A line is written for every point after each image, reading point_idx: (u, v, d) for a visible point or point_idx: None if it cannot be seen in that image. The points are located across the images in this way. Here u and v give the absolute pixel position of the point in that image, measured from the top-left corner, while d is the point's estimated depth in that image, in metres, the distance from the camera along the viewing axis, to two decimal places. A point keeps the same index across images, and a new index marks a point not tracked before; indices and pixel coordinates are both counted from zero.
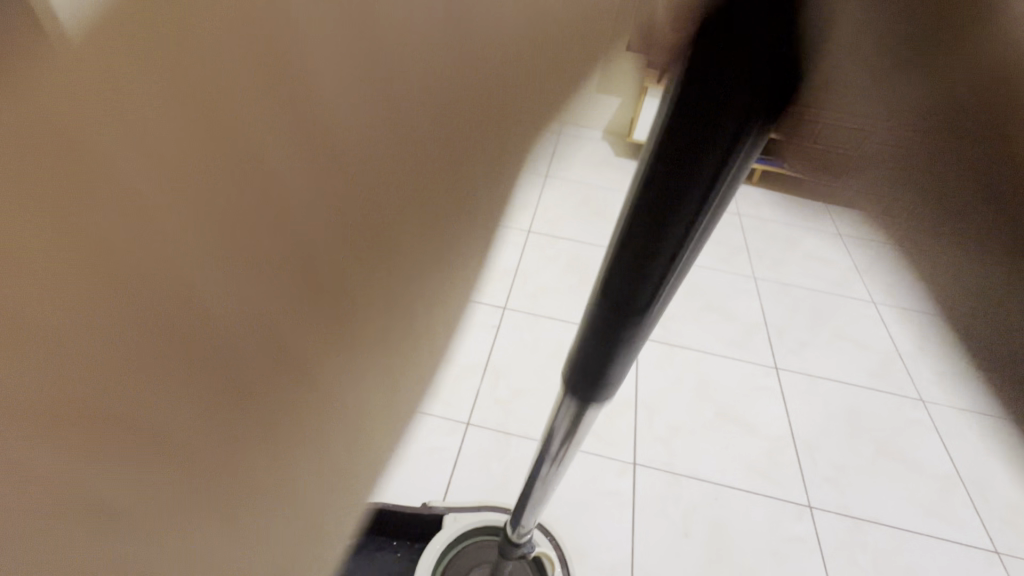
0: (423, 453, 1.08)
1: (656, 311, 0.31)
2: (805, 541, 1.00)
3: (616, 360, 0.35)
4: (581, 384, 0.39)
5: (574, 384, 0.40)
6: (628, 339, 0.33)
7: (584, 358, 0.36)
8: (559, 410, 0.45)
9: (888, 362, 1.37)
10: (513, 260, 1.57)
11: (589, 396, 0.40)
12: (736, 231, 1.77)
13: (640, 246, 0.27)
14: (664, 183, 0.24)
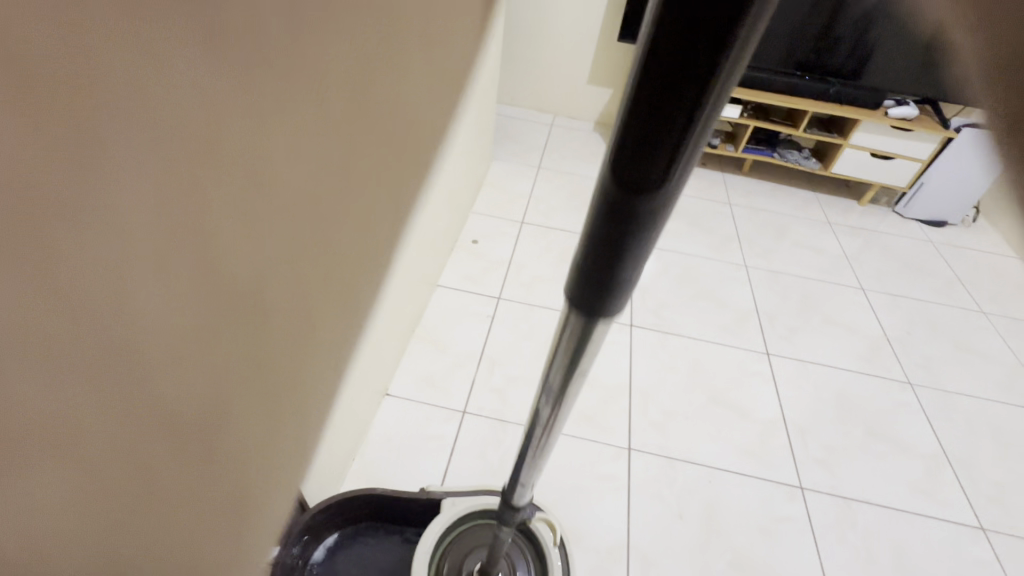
0: (421, 440, 1.09)
1: (674, 196, 0.27)
2: (796, 521, 1.02)
3: (625, 267, 0.31)
4: (584, 300, 0.34)
5: (578, 301, 0.35)
6: (636, 239, 0.29)
7: (587, 269, 0.32)
8: (563, 338, 0.40)
9: (875, 347, 1.40)
10: (506, 251, 1.57)
11: (595, 314, 0.35)
12: (727, 220, 1.79)
13: (635, 146, 0.25)
14: (659, 72, 0.23)
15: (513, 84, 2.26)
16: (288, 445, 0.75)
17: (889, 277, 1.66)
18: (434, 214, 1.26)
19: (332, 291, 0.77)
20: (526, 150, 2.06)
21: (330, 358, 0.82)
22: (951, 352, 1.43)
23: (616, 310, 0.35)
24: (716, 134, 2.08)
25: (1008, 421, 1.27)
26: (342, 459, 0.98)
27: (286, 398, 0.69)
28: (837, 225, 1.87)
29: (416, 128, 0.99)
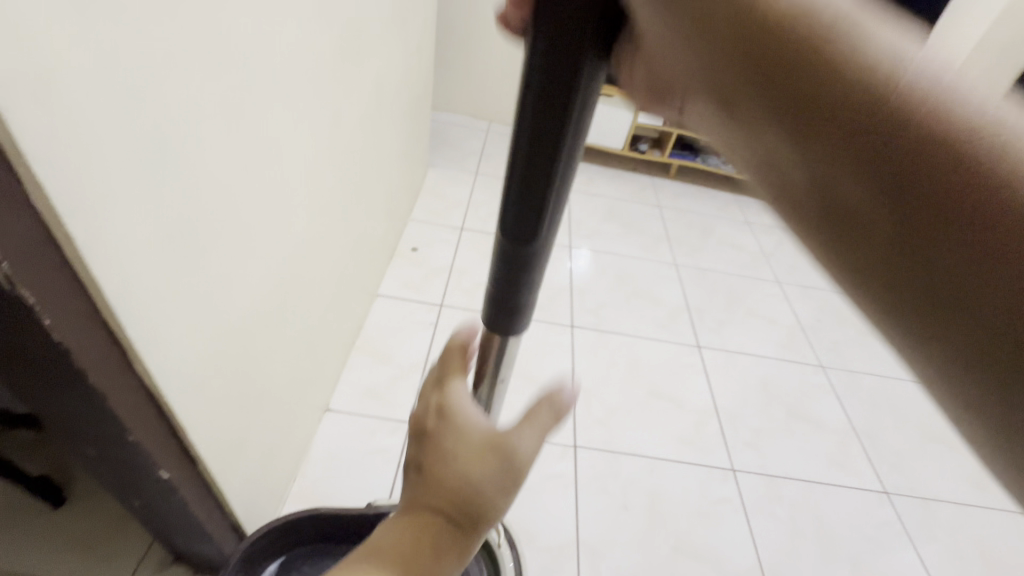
0: (364, 455, 1.04)
1: (549, 241, 0.36)
2: (731, 501, 1.08)
3: (522, 293, 0.40)
4: (495, 315, 0.43)
5: (491, 320, 0.44)
6: (527, 274, 0.38)
7: (497, 294, 0.41)
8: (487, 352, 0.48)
9: (791, 335, 1.53)
10: (447, 257, 1.56)
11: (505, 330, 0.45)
12: (657, 222, 1.91)
13: (522, 183, 0.32)
14: (531, 144, 0.30)
15: (448, 91, 2.27)
16: (227, 473, 0.70)
17: (801, 271, 1.82)
18: (373, 222, 1.24)
19: (264, 310, 0.73)
20: (463, 155, 2.07)
21: (268, 379, 0.79)
22: (855, 336, 1.58)
23: (517, 328, 0.44)
24: (644, 140, 2.20)
25: (902, 393, 1.42)
26: (284, 481, 0.93)
27: (214, 422, 0.64)
28: (755, 224, 2.04)
29: (350, 136, 0.98)
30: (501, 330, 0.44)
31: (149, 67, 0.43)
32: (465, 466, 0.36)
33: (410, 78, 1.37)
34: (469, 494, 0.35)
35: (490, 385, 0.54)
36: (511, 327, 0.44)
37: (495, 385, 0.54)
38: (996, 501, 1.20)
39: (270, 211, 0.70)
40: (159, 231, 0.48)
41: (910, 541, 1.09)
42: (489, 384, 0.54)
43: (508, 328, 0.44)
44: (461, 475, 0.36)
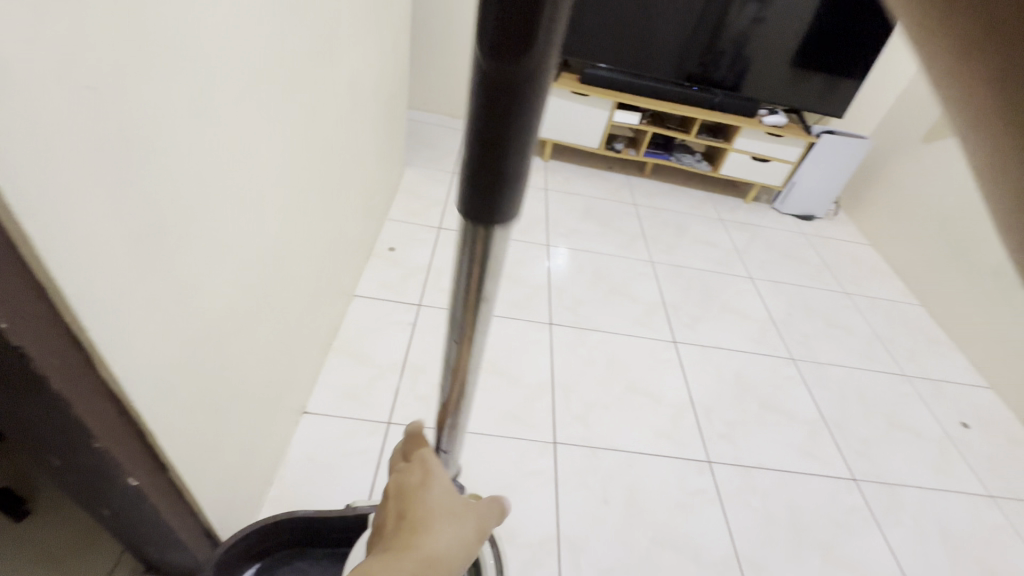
0: (343, 456, 1.03)
1: (554, 52, 0.21)
2: (707, 492, 1.11)
3: (514, 155, 0.24)
4: (475, 199, 0.27)
5: (470, 207, 0.28)
6: (521, 118, 0.23)
7: (475, 161, 0.25)
8: (464, 266, 0.33)
9: (763, 329, 1.57)
10: (424, 257, 1.55)
11: (489, 221, 0.28)
12: (633, 220, 1.94)
13: None
14: None
15: (424, 90, 2.26)
16: (200, 479, 0.68)
17: (772, 267, 1.86)
18: (349, 222, 1.23)
19: (236, 313, 0.71)
20: (440, 154, 2.07)
21: (241, 382, 0.77)
22: (824, 330, 1.63)
23: (510, 215, 0.28)
24: (620, 139, 2.22)
25: (868, 384, 1.47)
26: (260, 486, 0.92)
27: (185, 427, 0.62)
28: (728, 221, 2.08)
29: (325, 133, 0.97)
30: (482, 210, 0.27)
31: (113, 67, 0.42)
32: (450, 519, 0.44)
33: (385, 77, 1.36)
34: (454, 540, 0.43)
35: (473, 306, 0.36)
36: (502, 197, 0.27)
37: (481, 305, 0.36)
38: (956, 484, 1.25)
39: (242, 212, 0.68)
40: (124, 234, 0.47)
41: (877, 526, 1.13)
42: (472, 304, 0.36)
43: (498, 204, 0.27)
44: (447, 525, 0.43)
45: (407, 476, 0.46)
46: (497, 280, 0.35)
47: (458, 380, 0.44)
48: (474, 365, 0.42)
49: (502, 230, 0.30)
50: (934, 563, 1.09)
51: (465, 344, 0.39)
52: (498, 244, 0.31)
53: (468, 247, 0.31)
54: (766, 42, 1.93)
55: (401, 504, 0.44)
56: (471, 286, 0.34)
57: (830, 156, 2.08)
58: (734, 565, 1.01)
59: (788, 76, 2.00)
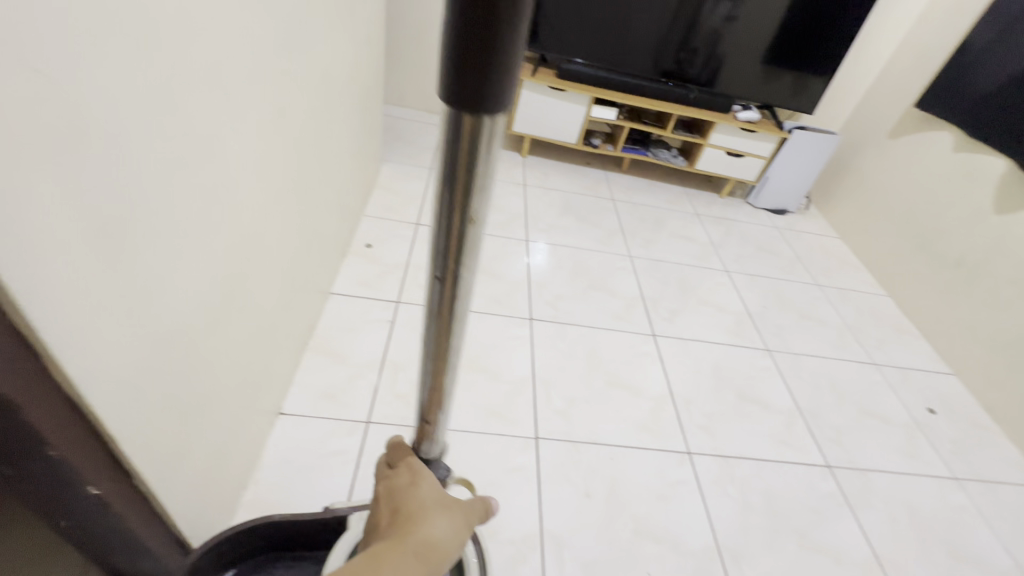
0: (320, 458, 1.01)
1: None
2: (687, 483, 1.12)
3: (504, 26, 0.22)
4: (458, 87, 0.24)
5: (452, 99, 0.25)
6: None
7: (459, 36, 0.23)
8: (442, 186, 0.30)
9: (739, 322, 1.59)
10: (402, 254, 1.53)
11: (472, 116, 0.25)
12: (611, 215, 1.95)
13: None
14: None
15: (399, 85, 2.23)
16: (168, 484, 0.65)
17: (747, 260, 1.90)
18: (324, 217, 1.20)
19: (204, 310, 0.68)
20: (417, 150, 2.04)
21: (211, 382, 0.74)
22: (797, 321, 1.66)
23: (496, 109, 0.25)
24: (598, 135, 2.23)
25: (840, 373, 1.51)
26: (234, 490, 0.88)
27: (150, 430, 0.59)
28: (704, 216, 2.11)
29: (297, 126, 0.94)
30: (472, 89, 0.24)
31: (62, 52, 0.39)
32: (444, 509, 0.44)
33: (359, 70, 1.33)
34: (452, 527, 0.43)
35: (458, 233, 0.32)
36: (495, 71, 0.23)
37: (469, 230, 0.32)
38: (923, 467, 1.30)
39: (209, 204, 0.65)
40: (78, 226, 0.44)
41: (850, 510, 1.16)
42: (457, 229, 0.32)
43: (491, 80, 0.23)
44: (443, 514, 0.43)
45: (394, 478, 0.46)
46: (485, 199, 0.31)
47: (442, 332, 0.39)
48: (461, 311, 0.38)
49: (493, 122, 0.26)
50: (904, 544, 1.12)
51: (448, 282, 0.35)
52: (488, 142, 0.27)
53: (452, 149, 0.27)
54: (739, 39, 1.96)
55: (393, 502, 0.44)
56: (456, 206, 0.30)
57: (802, 151, 2.12)
58: (715, 553, 1.02)
59: (761, 72, 2.03)
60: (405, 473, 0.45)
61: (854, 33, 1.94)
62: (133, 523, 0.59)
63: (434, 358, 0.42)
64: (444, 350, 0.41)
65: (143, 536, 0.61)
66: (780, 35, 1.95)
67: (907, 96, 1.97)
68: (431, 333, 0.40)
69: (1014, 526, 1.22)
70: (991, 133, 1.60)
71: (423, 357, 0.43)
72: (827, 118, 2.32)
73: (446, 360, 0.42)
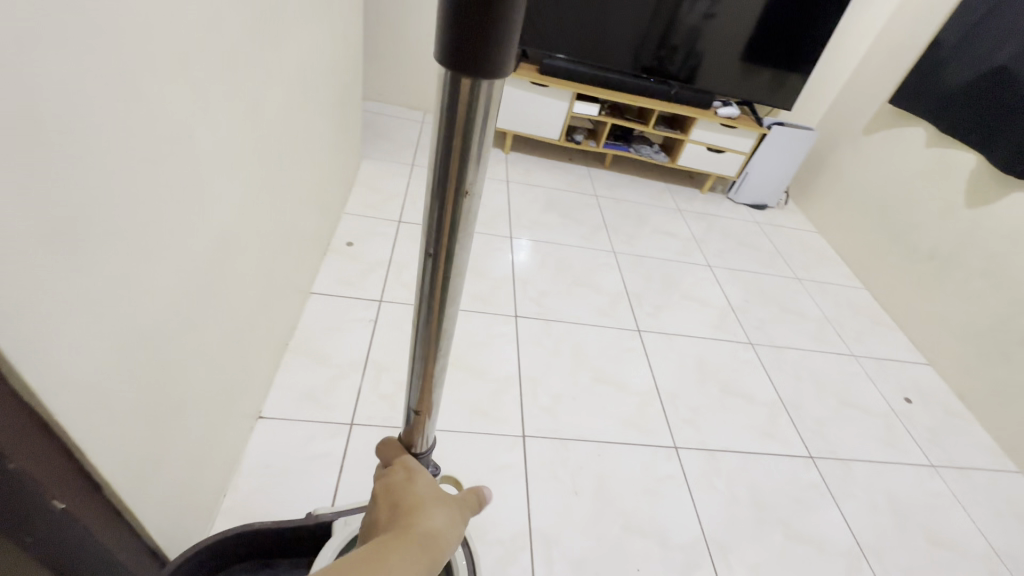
0: (303, 462, 0.98)
1: None
2: (674, 477, 1.12)
3: None
4: (458, 47, 0.23)
5: (451, 61, 0.24)
6: None
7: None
8: (436, 160, 0.29)
9: (722, 315, 1.61)
10: (384, 252, 1.50)
11: (471, 79, 0.24)
12: (595, 211, 1.95)
13: None
14: None
15: (379, 80, 2.19)
16: (140, 495, 0.62)
17: (729, 255, 1.92)
18: (302, 214, 1.17)
19: (177, 311, 0.65)
20: (398, 146, 2.01)
21: (186, 387, 0.71)
22: (778, 314, 1.69)
23: (495, 73, 0.24)
24: (580, 131, 2.23)
25: (820, 364, 1.54)
26: (212, 498, 0.86)
27: (119, 439, 0.56)
28: (686, 211, 2.13)
29: (273, 120, 0.91)
30: (473, 48, 0.23)
31: (13, 35, 0.36)
32: (442, 502, 0.42)
33: (337, 64, 1.30)
34: (451, 518, 0.41)
35: (452, 206, 0.31)
36: (497, 29, 0.23)
37: (464, 203, 0.31)
38: (901, 455, 1.33)
39: (179, 201, 0.62)
40: (36, 222, 0.41)
41: (833, 499, 1.18)
42: (451, 202, 0.30)
43: (493, 38, 0.23)
44: (441, 506, 0.41)
45: (388, 475, 0.44)
46: (482, 170, 0.30)
47: (434, 317, 0.38)
48: (453, 294, 0.36)
49: (492, 85, 0.25)
50: (885, 530, 1.15)
51: (441, 260, 0.34)
52: (487, 106, 0.26)
53: (449, 114, 0.27)
54: (718, 36, 1.97)
55: (389, 498, 0.42)
56: (451, 176, 0.29)
57: (781, 147, 2.15)
58: (702, 546, 1.02)
59: (740, 68, 2.05)
60: (400, 468, 0.43)
61: (830, 31, 1.97)
62: (104, 536, 0.56)
63: (424, 346, 0.40)
64: (436, 337, 0.39)
65: (115, 551, 0.58)
66: (759, 31, 1.97)
67: (881, 93, 2.01)
68: (421, 319, 0.38)
69: (988, 510, 1.25)
70: (962, 128, 1.64)
71: (414, 343, 0.41)
72: (804, 114, 2.36)
73: (438, 348, 0.40)
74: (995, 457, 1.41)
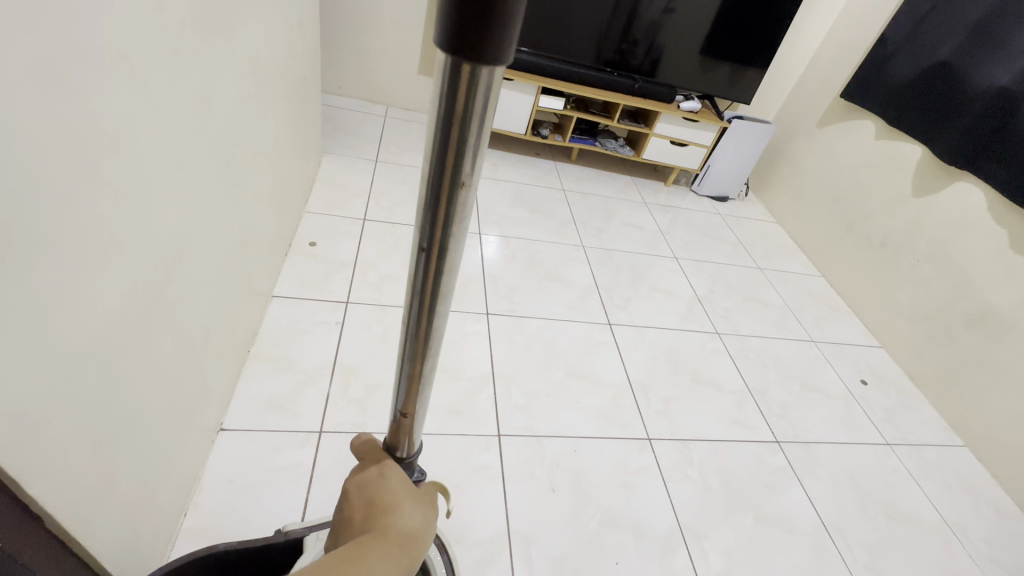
0: (270, 475, 0.94)
1: None
2: (649, 469, 1.14)
3: None
4: (460, 32, 0.22)
5: (452, 46, 0.23)
6: None
7: None
8: (434, 151, 0.27)
9: (690, 306, 1.64)
10: (350, 252, 1.45)
11: (471, 65, 0.23)
12: (562, 206, 1.95)
13: None
14: None
15: (338, 73, 2.12)
16: (88, 522, 0.58)
17: (694, 246, 1.95)
18: (260, 214, 1.11)
19: (120, 322, 0.60)
20: (359, 141, 1.95)
21: (133, 403, 0.66)
22: (742, 303, 1.73)
23: (497, 59, 0.23)
24: (545, 125, 2.22)
25: (783, 351, 1.59)
26: (171, 519, 0.81)
27: (60, 462, 0.52)
28: (651, 205, 2.15)
29: (224, 114, 0.85)
30: (474, 31, 0.21)
31: None
32: (419, 499, 0.40)
33: (292, 55, 1.24)
34: (430, 515, 0.39)
35: (447, 199, 0.29)
36: (501, 11, 0.21)
37: (459, 196, 0.29)
38: (860, 436, 1.39)
39: (118, 202, 0.57)
40: None
41: (798, 481, 1.22)
42: (446, 195, 0.29)
43: (497, 21, 0.21)
44: (419, 503, 0.39)
45: (359, 468, 0.40)
46: (479, 163, 0.28)
47: (424, 315, 0.36)
48: (445, 293, 0.34)
49: (493, 74, 0.24)
50: (847, 508, 1.20)
51: (434, 255, 0.32)
52: (488, 94, 0.25)
53: (447, 101, 0.25)
54: (679, 30, 1.99)
55: (362, 496, 0.38)
56: (446, 168, 0.27)
57: (740, 140, 2.20)
58: (678, 536, 1.04)
59: (701, 63, 2.08)
60: (373, 463, 0.39)
61: (785, 26, 2.02)
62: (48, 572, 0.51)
63: (413, 345, 0.38)
64: (425, 336, 0.37)
65: None
66: (718, 26, 2.00)
67: (833, 88, 2.09)
68: (411, 315, 0.36)
69: (938, 483, 1.33)
70: (908, 120, 1.71)
71: (403, 342, 0.39)
72: (762, 108, 2.42)
73: (426, 348, 0.38)
74: (944, 433, 1.49)
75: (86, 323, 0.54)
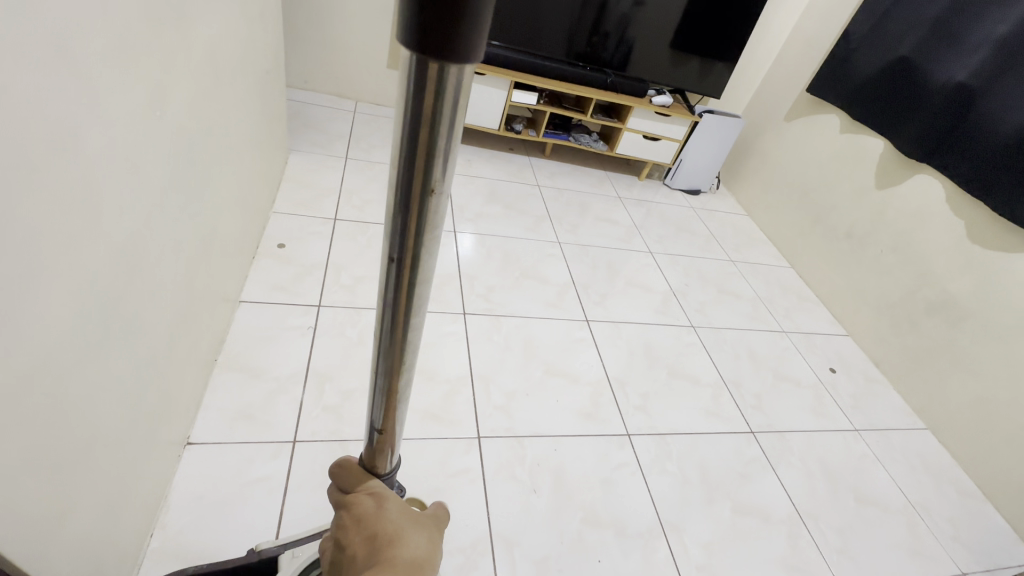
0: (242, 488, 0.91)
1: None
2: (628, 465, 1.14)
3: None
4: (425, 28, 0.20)
5: (417, 43, 0.21)
6: None
7: None
8: (403, 155, 0.26)
9: (665, 300, 1.66)
10: (320, 253, 1.41)
11: (438, 61, 0.21)
12: (538, 202, 1.94)
13: None
14: None
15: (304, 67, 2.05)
16: (40, 555, 0.54)
17: (669, 240, 1.97)
18: (224, 217, 1.07)
19: (73, 339, 0.57)
20: (328, 138, 1.89)
21: (88, 427, 0.62)
22: (715, 296, 1.76)
23: (465, 57, 0.21)
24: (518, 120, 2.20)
25: (756, 342, 1.62)
26: (136, 539, 0.77)
27: (14, 489, 0.49)
28: (626, 199, 2.16)
29: (181, 113, 0.81)
30: (442, 27, 0.20)
31: None
32: (421, 524, 0.38)
33: (254, 49, 1.19)
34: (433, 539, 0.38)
35: (418, 206, 0.27)
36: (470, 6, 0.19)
37: (430, 202, 0.27)
38: (829, 423, 1.43)
39: (66, 212, 0.54)
40: None
41: (772, 470, 1.25)
42: (417, 202, 0.27)
43: (464, 17, 0.20)
44: (421, 528, 0.38)
45: (352, 504, 0.38)
46: (450, 168, 0.26)
47: (397, 328, 0.34)
48: (419, 304, 0.33)
49: (462, 72, 0.22)
50: (819, 495, 1.23)
51: (406, 265, 0.30)
52: (458, 93, 0.23)
53: (414, 101, 0.23)
54: (649, 24, 2.00)
55: (360, 531, 0.37)
56: (416, 174, 0.26)
57: (711, 134, 2.22)
58: (659, 531, 1.05)
59: (671, 57, 2.09)
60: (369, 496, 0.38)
61: (752, 21, 2.05)
62: None
63: (388, 359, 0.36)
64: (400, 350, 0.35)
65: None
66: (687, 21, 2.02)
67: (799, 83, 2.13)
68: (385, 328, 0.34)
69: (903, 465, 1.38)
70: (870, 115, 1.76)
71: (377, 356, 0.37)
72: (732, 102, 2.46)
73: (403, 361, 0.36)
74: (907, 416, 1.55)
75: (37, 342, 0.51)
